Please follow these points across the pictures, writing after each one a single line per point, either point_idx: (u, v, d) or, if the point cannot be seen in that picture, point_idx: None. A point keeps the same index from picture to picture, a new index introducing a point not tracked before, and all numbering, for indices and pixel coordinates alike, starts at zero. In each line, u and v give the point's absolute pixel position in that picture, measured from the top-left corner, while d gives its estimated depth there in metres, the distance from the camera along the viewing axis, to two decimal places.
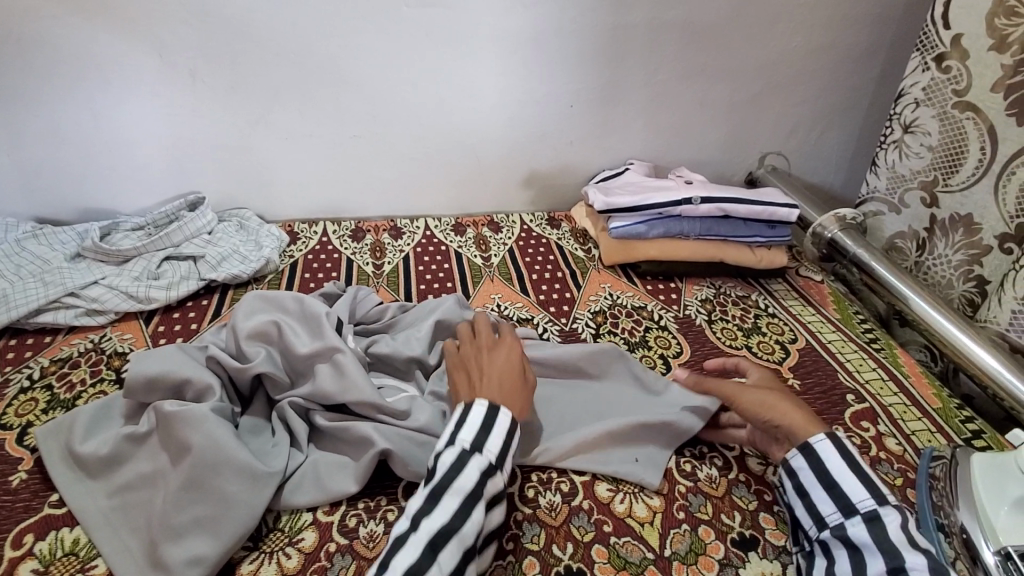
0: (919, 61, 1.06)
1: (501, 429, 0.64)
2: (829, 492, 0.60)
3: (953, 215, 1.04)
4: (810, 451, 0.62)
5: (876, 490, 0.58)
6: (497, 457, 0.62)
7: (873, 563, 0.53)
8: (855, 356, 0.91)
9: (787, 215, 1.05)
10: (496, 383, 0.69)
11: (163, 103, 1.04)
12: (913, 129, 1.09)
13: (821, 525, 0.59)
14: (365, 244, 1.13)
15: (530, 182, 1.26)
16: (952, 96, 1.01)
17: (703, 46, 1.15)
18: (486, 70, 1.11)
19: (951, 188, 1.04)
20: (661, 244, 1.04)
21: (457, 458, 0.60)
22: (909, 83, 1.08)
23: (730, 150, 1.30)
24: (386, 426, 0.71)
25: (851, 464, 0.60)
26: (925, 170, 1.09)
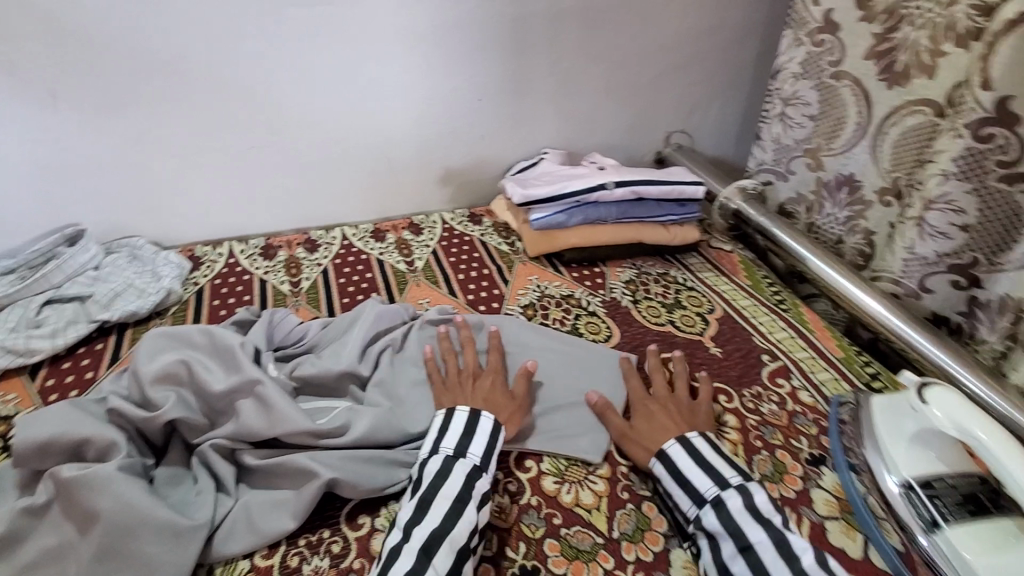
0: (793, 38, 1.18)
1: (483, 432, 0.69)
2: (684, 487, 0.65)
3: (837, 176, 1.14)
4: (665, 455, 0.68)
5: (719, 477, 0.64)
6: (480, 458, 0.66)
7: (727, 545, 0.59)
8: (767, 319, 0.97)
9: (694, 192, 1.10)
10: (483, 401, 0.74)
11: (20, 128, 0.92)
12: (795, 102, 1.19)
13: (700, 502, 0.63)
14: (278, 261, 1.07)
15: (446, 180, 1.24)
16: (828, 67, 1.12)
17: (604, 31, 1.17)
18: (387, 69, 1.07)
19: (833, 152, 1.14)
20: (582, 231, 1.06)
21: (440, 469, 0.64)
22: (786, 59, 1.20)
23: (638, 132, 1.34)
24: (321, 453, 0.68)
25: (701, 459, 0.66)
26: (808, 138, 1.19)
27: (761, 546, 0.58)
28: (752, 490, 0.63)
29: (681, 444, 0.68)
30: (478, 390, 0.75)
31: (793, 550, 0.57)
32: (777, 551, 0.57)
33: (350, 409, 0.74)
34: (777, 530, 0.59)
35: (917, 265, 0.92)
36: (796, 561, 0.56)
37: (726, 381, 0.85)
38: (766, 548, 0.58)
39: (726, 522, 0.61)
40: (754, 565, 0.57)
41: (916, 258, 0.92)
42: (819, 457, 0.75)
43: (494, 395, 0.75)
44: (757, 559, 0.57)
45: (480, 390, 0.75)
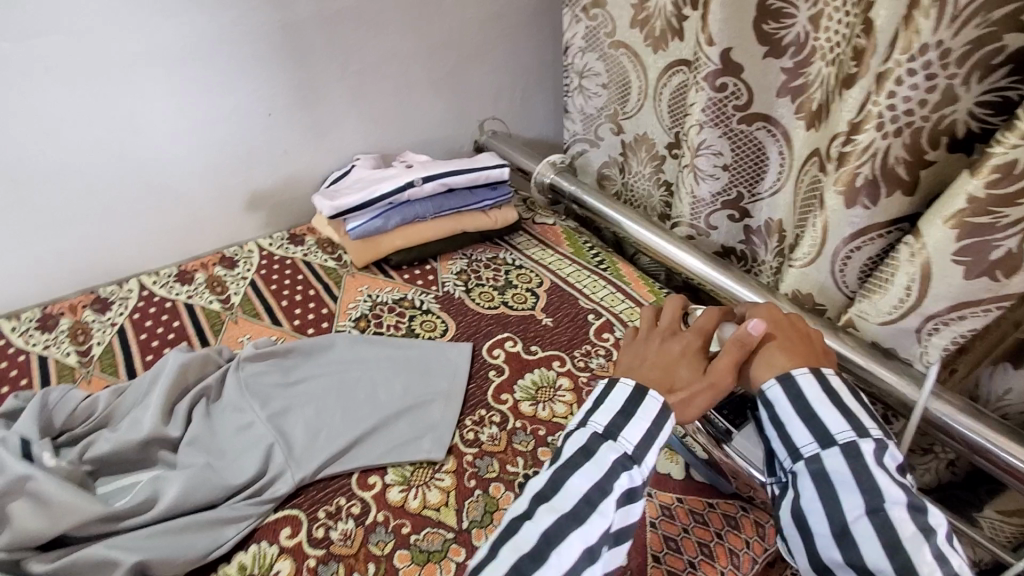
0: (571, 15, 1.24)
1: (646, 416, 0.56)
2: (807, 421, 0.56)
3: (637, 135, 1.25)
4: (789, 380, 0.58)
5: (858, 422, 0.55)
6: (634, 447, 0.55)
7: (853, 500, 0.51)
8: (590, 280, 1.03)
9: (500, 174, 1.12)
10: (652, 373, 0.61)
11: None
12: (586, 74, 1.28)
13: (795, 455, 0.56)
14: (61, 331, 0.93)
15: (256, 204, 1.15)
16: (605, 39, 1.20)
17: (388, 26, 1.15)
18: (146, 96, 0.96)
19: (628, 114, 1.25)
20: (403, 232, 1.04)
21: (584, 445, 0.55)
22: (570, 36, 1.26)
23: (451, 123, 1.36)
24: (124, 537, 0.60)
25: (839, 401, 0.56)
26: (605, 106, 1.29)
27: (894, 509, 0.50)
28: (891, 449, 0.54)
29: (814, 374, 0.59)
30: (665, 352, 0.63)
31: (927, 520, 0.51)
32: (912, 515, 0.51)
33: (156, 479, 0.66)
34: (914, 495, 0.52)
35: (698, 206, 1.05)
36: (933, 534, 0.50)
37: (558, 347, 0.89)
38: (902, 516, 0.50)
39: (858, 472, 0.52)
40: (882, 532, 0.50)
41: (698, 201, 1.05)
42: None
43: (694, 357, 0.62)
44: (887, 523, 0.50)
45: (679, 346, 0.63)
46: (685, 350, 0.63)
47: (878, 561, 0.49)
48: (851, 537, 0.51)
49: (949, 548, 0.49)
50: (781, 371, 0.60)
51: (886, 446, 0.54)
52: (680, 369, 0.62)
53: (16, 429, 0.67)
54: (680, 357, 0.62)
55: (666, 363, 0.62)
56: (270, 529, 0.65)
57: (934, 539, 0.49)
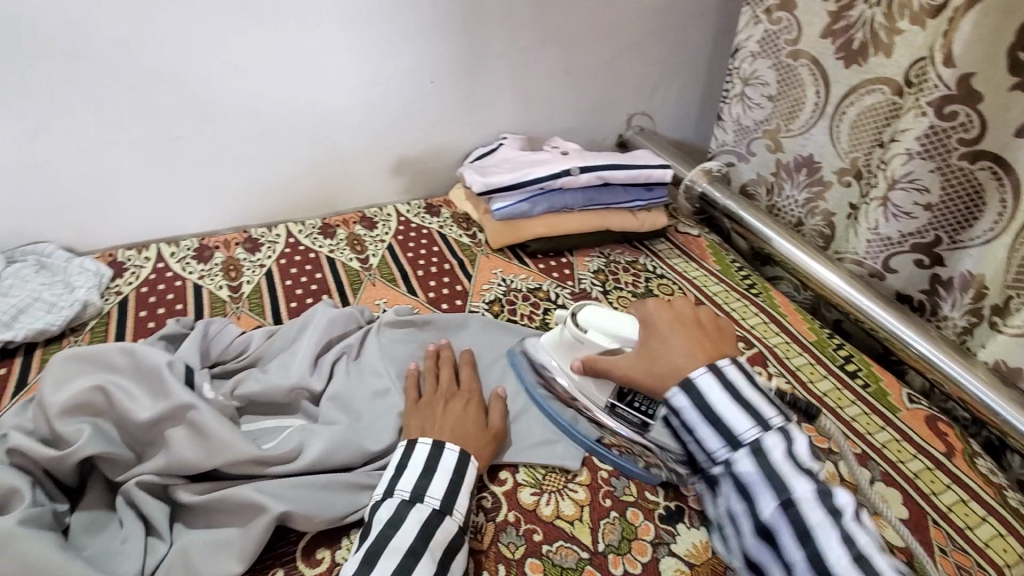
0: (750, 15, 1.13)
1: (447, 471, 0.59)
2: (714, 426, 0.54)
3: (797, 157, 1.13)
4: (690, 386, 0.56)
5: (758, 416, 0.53)
6: (442, 502, 0.57)
7: (766, 498, 0.50)
8: (739, 304, 0.95)
9: (662, 175, 1.06)
10: (448, 427, 0.64)
11: None
12: (753, 81, 1.16)
13: (720, 454, 0.54)
14: (215, 264, 0.96)
15: (400, 168, 1.15)
16: (785, 46, 1.08)
17: (555, 4, 1.10)
18: (323, 48, 0.97)
19: (792, 133, 1.12)
20: (547, 221, 1.01)
21: (394, 514, 0.55)
22: (744, 37, 1.15)
23: (599, 113, 1.29)
24: (271, 482, 0.60)
25: (739, 396, 0.54)
26: (767, 119, 1.17)
27: (807, 502, 0.49)
28: (795, 437, 0.52)
29: (710, 373, 0.56)
30: (448, 411, 0.67)
31: (840, 505, 0.49)
32: (822, 504, 0.49)
33: (303, 429, 0.66)
34: (819, 481, 0.50)
35: (877, 245, 0.95)
36: (843, 519, 0.48)
37: None
38: (814, 507, 0.49)
39: (767, 470, 0.51)
40: (795, 519, 0.49)
41: (879, 238, 0.95)
42: None
43: (475, 418, 0.67)
44: (799, 518, 0.49)
45: (465, 410, 0.67)
46: (469, 413, 0.67)
47: (798, 555, 0.48)
48: (768, 531, 0.50)
49: (865, 530, 0.48)
50: (683, 374, 0.58)
51: (791, 433, 0.53)
52: (481, 427, 0.67)
53: (180, 356, 0.69)
54: (470, 421, 0.66)
55: (444, 426, 0.64)
56: None
57: (848, 526, 0.48)
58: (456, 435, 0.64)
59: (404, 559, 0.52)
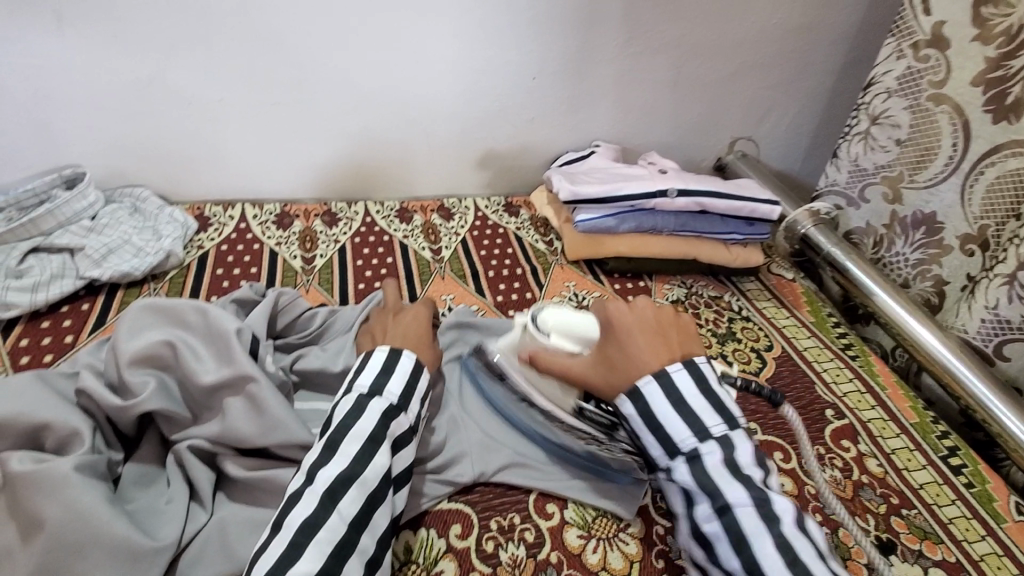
0: (894, 48, 1.01)
1: (404, 373, 0.59)
2: (656, 435, 0.54)
3: (915, 213, 1.02)
4: (638, 395, 0.55)
5: (698, 424, 0.53)
6: (399, 398, 0.57)
7: (702, 504, 0.51)
8: (831, 365, 0.86)
9: (766, 212, 0.98)
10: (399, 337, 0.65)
11: (19, 50, 0.81)
12: (882, 120, 1.05)
13: (672, 454, 0.54)
14: (293, 233, 0.96)
15: (486, 162, 1.12)
16: (927, 88, 0.97)
17: (675, 14, 1.03)
18: (431, 31, 0.94)
19: (916, 184, 1.01)
20: (632, 240, 0.94)
21: (354, 404, 0.55)
22: (881, 71, 1.04)
23: (701, 131, 1.21)
24: None
25: (681, 402, 0.54)
26: (890, 165, 1.05)
27: (741, 508, 0.49)
28: (738, 445, 0.52)
29: (656, 380, 0.55)
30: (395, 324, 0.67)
31: (773, 511, 0.49)
32: (757, 512, 0.49)
33: None
34: (758, 489, 0.50)
35: (991, 326, 0.89)
36: (777, 524, 0.49)
37: (785, 436, 0.74)
38: (747, 511, 0.49)
39: (701, 478, 0.51)
40: (729, 524, 0.49)
41: (995, 318, 0.88)
42: (889, 543, 0.65)
43: (422, 325, 0.68)
44: (734, 523, 0.49)
45: (409, 319, 0.68)
46: (414, 321, 0.68)
47: (733, 562, 0.49)
48: (706, 536, 0.51)
49: (797, 532, 0.48)
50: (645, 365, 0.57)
51: (733, 441, 0.53)
52: (430, 340, 0.68)
53: (248, 322, 0.68)
54: (418, 327, 0.67)
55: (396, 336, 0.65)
56: (441, 519, 0.60)
57: (781, 529, 0.48)
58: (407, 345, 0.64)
59: (364, 444, 0.52)
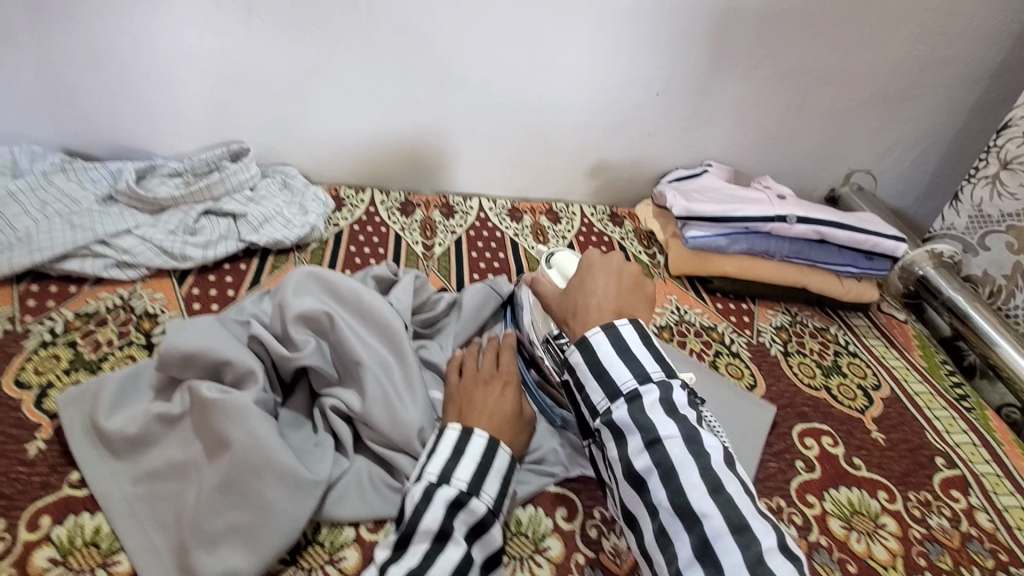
0: None
1: (474, 456, 0.58)
2: (599, 379, 0.54)
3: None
4: (585, 345, 0.56)
5: (641, 370, 0.54)
6: (468, 484, 0.56)
7: (634, 440, 0.51)
8: (944, 414, 0.83)
9: (889, 248, 0.97)
10: (490, 415, 0.63)
11: (213, 38, 0.93)
12: (1014, 165, 1.00)
13: (614, 397, 0.53)
14: (415, 221, 1.04)
15: (596, 172, 1.16)
16: None
17: (804, 43, 1.03)
18: (567, 40, 0.99)
19: None
20: (740, 261, 0.95)
21: (422, 495, 0.54)
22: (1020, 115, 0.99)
23: (815, 160, 1.19)
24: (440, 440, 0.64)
25: (625, 351, 0.55)
26: (1020, 214, 1.00)
27: (670, 441, 0.49)
28: (678, 391, 0.53)
29: (605, 333, 0.56)
30: (485, 396, 0.65)
31: (701, 447, 0.50)
32: (686, 446, 0.49)
33: None
34: (691, 430, 0.50)
35: None
36: (705, 458, 0.49)
37: (887, 476, 0.73)
38: (675, 444, 0.49)
39: (639, 419, 0.51)
40: (660, 460, 0.49)
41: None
42: None
43: (513, 404, 0.65)
44: (664, 456, 0.49)
45: (500, 395, 0.65)
46: (506, 397, 0.65)
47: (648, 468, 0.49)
48: (637, 474, 0.50)
49: (726, 467, 0.49)
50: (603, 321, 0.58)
51: (674, 390, 0.53)
52: (523, 419, 0.65)
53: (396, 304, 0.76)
54: (506, 406, 0.64)
55: (480, 414, 0.63)
56: (548, 500, 0.64)
57: (709, 464, 0.49)
58: (499, 427, 0.62)
59: (433, 541, 0.52)
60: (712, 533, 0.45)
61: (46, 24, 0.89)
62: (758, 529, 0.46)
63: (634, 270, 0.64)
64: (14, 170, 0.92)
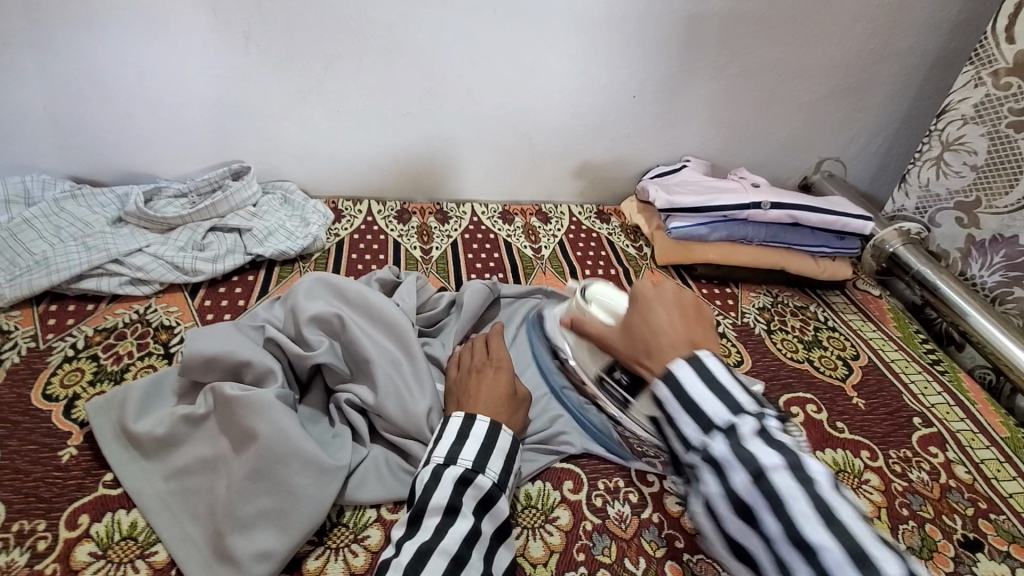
0: (972, 75, 1.03)
1: (478, 437, 0.62)
2: (687, 411, 0.49)
3: (994, 237, 1.03)
4: (669, 376, 0.51)
5: (734, 400, 0.48)
6: (474, 463, 0.60)
7: (735, 475, 0.45)
8: (920, 378, 0.89)
9: (859, 228, 1.03)
10: (487, 397, 0.67)
11: (212, 64, 0.98)
12: (956, 146, 1.07)
13: (708, 429, 0.48)
14: (411, 227, 1.09)
15: (581, 173, 1.22)
16: (1008, 114, 0.98)
17: (767, 41, 1.10)
18: (547, 50, 1.05)
19: (996, 210, 1.02)
20: (721, 248, 1.01)
21: (431, 475, 0.58)
22: (957, 99, 1.06)
23: (787, 151, 1.26)
24: None
25: (711, 379, 0.50)
26: (964, 190, 1.07)
27: (777, 471, 0.44)
28: (773, 419, 0.47)
29: (689, 364, 0.51)
30: (480, 382, 0.70)
31: (809, 473, 0.44)
32: (784, 466, 0.44)
33: None
34: (796, 457, 0.45)
35: None
36: (810, 481, 0.43)
37: (869, 437, 0.78)
38: (782, 473, 0.44)
39: (740, 452, 0.46)
40: (768, 493, 0.43)
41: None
42: (975, 540, 0.67)
43: (506, 386, 0.69)
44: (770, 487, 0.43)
45: (494, 380, 0.70)
46: (499, 380, 0.70)
47: (765, 513, 0.43)
48: (747, 513, 0.44)
49: (833, 490, 0.43)
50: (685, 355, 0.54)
51: (767, 417, 0.48)
52: (518, 401, 0.70)
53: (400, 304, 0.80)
54: (500, 389, 0.69)
55: (477, 399, 0.67)
56: (555, 475, 0.69)
57: (823, 493, 0.42)
58: (495, 407, 0.67)
59: (443, 516, 0.55)
60: (833, 568, 0.40)
61: (51, 59, 0.94)
62: (881, 558, 0.39)
63: (693, 297, 0.61)
64: (26, 199, 0.96)
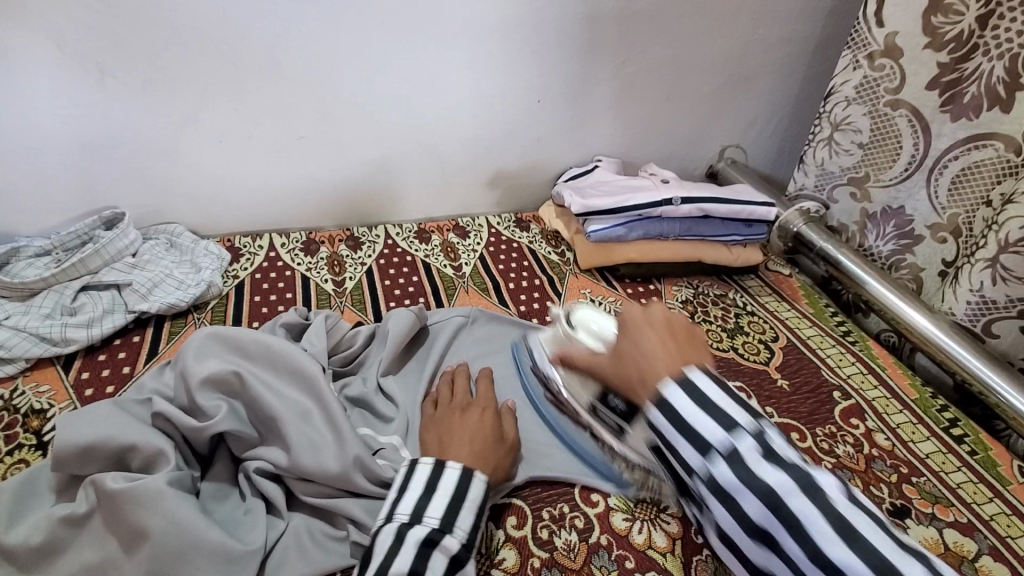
0: (850, 59, 1.09)
1: (449, 490, 0.57)
2: (689, 440, 0.48)
3: (885, 208, 1.10)
4: (662, 401, 0.49)
5: (728, 417, 0.47)
6: (440, 520, 0.55)
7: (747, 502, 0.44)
8: (834, 351, 0.93)
9: (764, 215, 1.08)
10: (467, 443, 0.63)
11: (64, 103, 0.87)
12: (844, 126, 1.13)
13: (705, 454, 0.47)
14: (321, 258, 1.01)
15: (495, 182, 1.19)
16: (885, 94, 1.05)
17: (659, 38, 1.12)
18: (444, 63, 1.01)
19: (883, 182, 1.09)
20: (641, 247, 1.02)
21: (393, 534, 0.53)
22: (840, 81, 1.11)
23: (692, 142, 1.29)
24: (372, 494, 0.62)
25: (705, 400, 0.48)
26: (855, 166, 1.13)
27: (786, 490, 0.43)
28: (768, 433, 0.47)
29: (679, 385, 0.49)
30: (464, 426, 0.65)
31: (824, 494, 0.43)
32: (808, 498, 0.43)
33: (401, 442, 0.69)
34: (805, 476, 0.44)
35: (976, 307, 0.94)
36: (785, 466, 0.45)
37: (796, 418, 0.81)
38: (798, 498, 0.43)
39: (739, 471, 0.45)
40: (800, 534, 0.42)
41: (980, 299, 0.93)
42: (903, 508, 0.71)
43: (491, 432, 0.65)
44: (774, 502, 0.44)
45: (479, 424, 0.66)
46: (484, 426, 0.66)
47: (694, 458, 0.47)
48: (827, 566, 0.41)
49: (848, 504, 0.43)
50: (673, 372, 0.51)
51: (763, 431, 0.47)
52: (503, 447, 0.66)
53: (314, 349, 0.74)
54: (484, 434, 0.65)
55: (458, 444, 0.63)
56: (498, 512, 0.65)
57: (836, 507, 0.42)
58: (478, 454, 0.62)
59: None
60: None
61: None
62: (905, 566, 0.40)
63: (680, 318, 0.56)
64: None
